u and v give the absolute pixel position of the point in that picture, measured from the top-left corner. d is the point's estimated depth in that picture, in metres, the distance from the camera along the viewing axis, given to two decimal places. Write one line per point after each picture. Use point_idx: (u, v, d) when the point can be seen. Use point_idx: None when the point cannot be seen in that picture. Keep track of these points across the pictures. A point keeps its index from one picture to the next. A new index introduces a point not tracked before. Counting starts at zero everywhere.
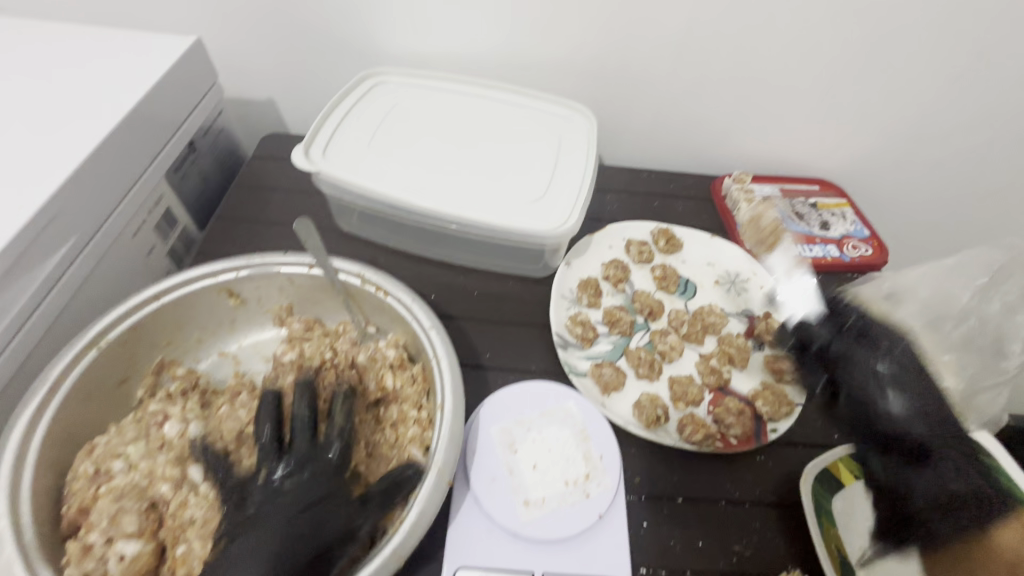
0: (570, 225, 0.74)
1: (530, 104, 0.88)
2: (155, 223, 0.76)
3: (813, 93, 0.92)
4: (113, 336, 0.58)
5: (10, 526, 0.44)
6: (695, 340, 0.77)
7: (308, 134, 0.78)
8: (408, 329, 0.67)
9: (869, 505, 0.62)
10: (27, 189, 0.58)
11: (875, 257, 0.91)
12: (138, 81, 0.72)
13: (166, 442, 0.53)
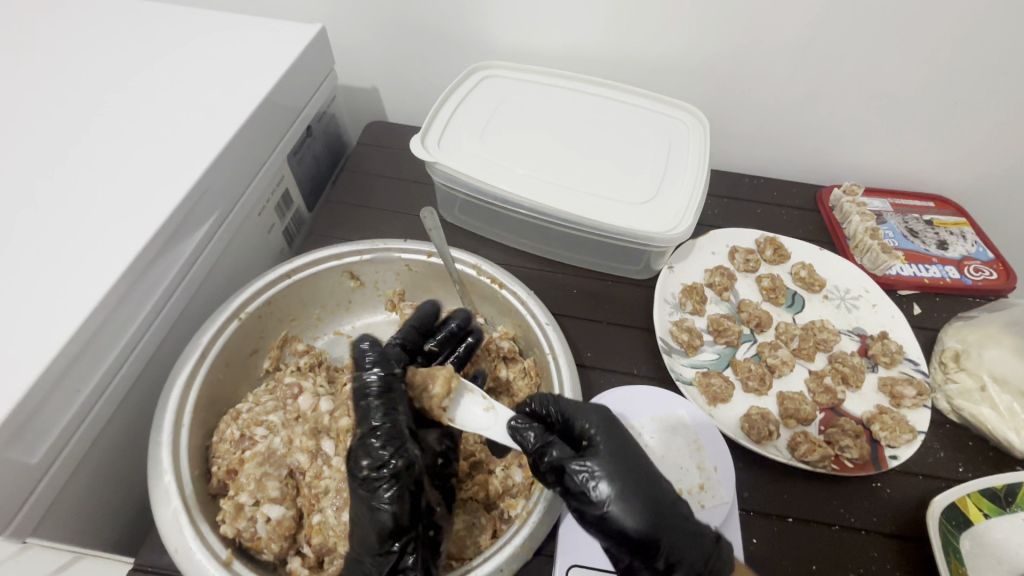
0: (683, 228, 0.72)
1: (640, 103, 0.87)
2: (276, 203, 0.80)
3: (943, 105, 0.86)
4: (251, 308, 0.61)
5: (174, 482, 0.47)
6: (806, 356, 0.75)
7: (424, 124, 0.80)
8: (518, 323, 0.68)
9: (1000, 547, 0.58)
10: (183, 161, 0.61)
11: (1002, 282, 0.85)
12: (274, 64, 0.74)
13: (302, 414, 0.56)
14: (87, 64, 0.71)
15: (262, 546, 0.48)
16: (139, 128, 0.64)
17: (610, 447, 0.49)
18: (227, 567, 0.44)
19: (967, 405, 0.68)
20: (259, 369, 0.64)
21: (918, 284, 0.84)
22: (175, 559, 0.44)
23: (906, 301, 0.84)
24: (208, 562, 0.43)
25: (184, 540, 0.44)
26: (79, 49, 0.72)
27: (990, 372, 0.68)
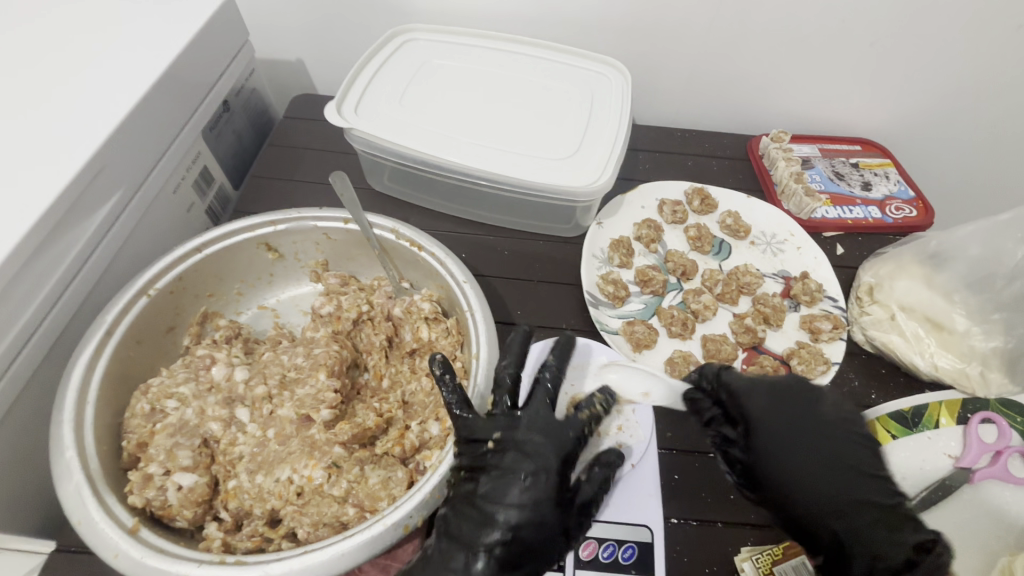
0: (604, 180, 0.72)
1: (563, 60, 0.86)
2: (193, 180, 0.78)
3: (861, 46, 0.87)
4: (160, 286, 0.60)
5: (76, 457, 0.46)
6: (729, 300, 0.77)
7: (340, 91, 0.78)
8: (441, 284, 0.67)
9: (904, 463, 0.62)
10: (74, 137, 0.59)
11: (921, 218, 0.87)
12: (174, 32, 0.71)
13: (215, 384, 0.57)
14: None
15: (174, 514, 0.48)
16: (21, 104, 0.60)
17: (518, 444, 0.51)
18: (133, 535, 0.44)
19: (878, 334, 0.71)
20: (179, 345, 0.64)
21: (841, 225, 0.86)
22: (79, 531, 0.44)
23: (830, 242, 0.86)
24: (112, 530, 0.44)
25: (87, 512, 0.44)
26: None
27: (899, 302, 0.72)
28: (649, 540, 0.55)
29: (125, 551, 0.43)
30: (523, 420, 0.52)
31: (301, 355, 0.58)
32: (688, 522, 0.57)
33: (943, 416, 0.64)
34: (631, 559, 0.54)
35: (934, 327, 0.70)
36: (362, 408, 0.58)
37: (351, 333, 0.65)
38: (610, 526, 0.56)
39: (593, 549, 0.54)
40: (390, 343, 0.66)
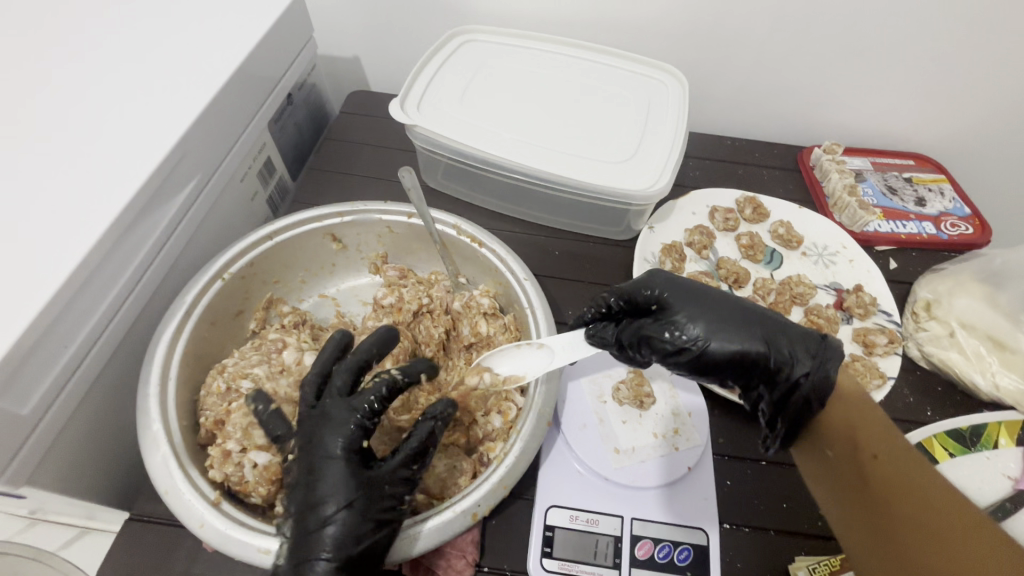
0: (660, 185, 0.73)
1: (619, 65, 0.87)
2: (258, 170, 0.80)
3: (921, 61, 0.86)
4: (233, 270, 0.62)
5: (162, 430, 0.49)
6: (782, 310, 0.77)
7: (402, 89, 0.80)
8: (500, 281, 0.68)
9: (965, 482, 0.61)
10: (158, 124, 0.61)
11: (978, 235, 0.86)
12: (249, 27, 0.73)
13: (286, 367, 0.58)
14: (47, 23, 0.69)
15: (250, 490, 0.50)
16: (108, 91, 0.63)
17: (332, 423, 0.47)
18: (215, 507, 0.46)
19: (935, 350, 0.70)
20: (245, 329, 0.66)
21: (894, 239, 0.85)
22: (166, 501, 0.45)
23: (883, 256, 0.85)
24: (196, 501, 0.45)
25: (174, 483, 0.46)
26: (39, 9, 0.70)
27: (959, 318, 0.71)
28: (705, 543, 0.55)
29: (210, 522, 0.45)
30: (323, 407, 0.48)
31: None
32: (741, 528, 0.57)
33: (1002, 437, 0.64)
34: (687, 560, 0.54)
35: (996, 346, 0.68)
36: (424, 396, 0.60)
37: (411, 325, 0.66)
38: (666, 528, 0.56)
39: (648, 549, 0.54)
40: (448, 336, 0.67)
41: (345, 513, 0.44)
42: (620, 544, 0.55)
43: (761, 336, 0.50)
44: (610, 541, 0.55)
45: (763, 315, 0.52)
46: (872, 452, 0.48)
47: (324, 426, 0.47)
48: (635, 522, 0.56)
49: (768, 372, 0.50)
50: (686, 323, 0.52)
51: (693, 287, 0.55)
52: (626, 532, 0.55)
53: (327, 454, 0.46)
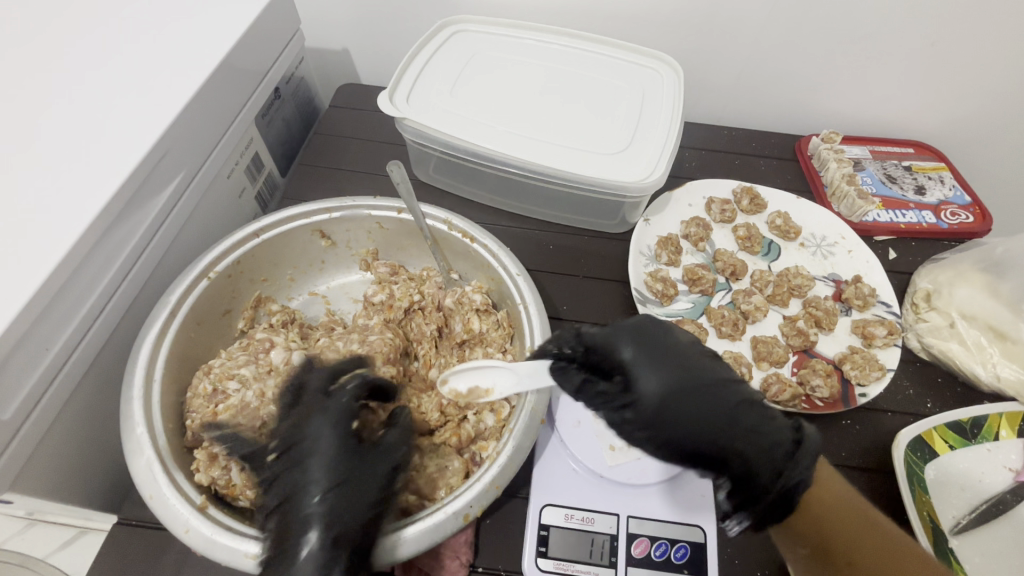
0: (655, 176, 0.71)
1: (613, 55, 0.85)
2: (245, 166, 0.79)
3: (922, 46, 0.84)
4: (219, 269, 0.61)
5: (147, 434, 0.47)
6: (779, 302, 0.75)
7: (391, 81, 0.78)
8: (492, 277, 0.67)
9: (962, 473, 0.61)
10: (140, 120, 0.59)
11: (978, 224, 0.84)
12: (234, 19, 0.71)
13: (274, 367, 0.57)
14: (20, 17, 0.66)
15: (238, 493, 0.49)
16: (88, 86, 0.61)
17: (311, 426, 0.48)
18: (202, 512, 0.45)
19: (935, 342, 0.69)
20: (234, 328, 0.65)
21: (894, 229, 0.84)
22: (150, 506, 0.45)
23: (882, 246, 0.84)
24: (182, 507, 0.44)
25: (158, 487, 0.45)
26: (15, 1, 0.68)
27: (959, 309, 0.70)
28: (702, 540, 0.54)
29: (196, 527, 0.44)
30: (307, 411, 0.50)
31: (356, 341, 0.59)
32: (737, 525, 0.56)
33: (1003, 429, 0.63)
34: (683, 558, 0.53)
35: (997, 336, 0.67)
36: (415, 394, 0.59)
37: (402, 322, 0.65)
38: (662, 526, 0.55)
39: (645, 548, 0.54)
40: (440, 333, 0.66)
41: (335, 500, 0.44)
42: (616, 543, 0.54)
43: (734, 442, 0.48)
44: (605, 539, 0.54)
45: (739, 412, 0.49)
46: (847, 558, 0.49)
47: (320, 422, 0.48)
48: (631, 520, 0.55)
49: (732, 458, 0.48)
50: (659, 397, 0.47)
51: (667, 362, 0.49)
52: (622, 530, 0.55)
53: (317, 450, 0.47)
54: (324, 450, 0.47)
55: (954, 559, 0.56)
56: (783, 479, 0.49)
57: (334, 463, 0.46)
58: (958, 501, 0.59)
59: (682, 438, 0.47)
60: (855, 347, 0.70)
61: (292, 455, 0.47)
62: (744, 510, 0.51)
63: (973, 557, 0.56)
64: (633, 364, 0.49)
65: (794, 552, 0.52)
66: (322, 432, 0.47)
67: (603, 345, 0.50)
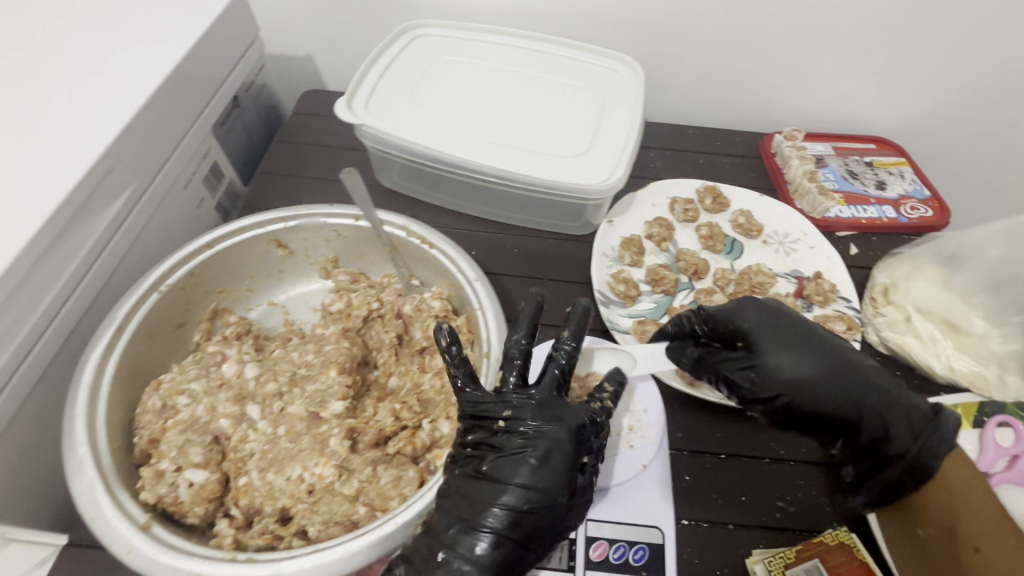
0: (615, 177, 0.71)
1: (574, 56, 0.86)
2: (203, 176, 0.78)
3: (877, 43, 0.85)
4: (171, 282, 0.60)
5: (89, 453, 0.47)
6: (741, 300, 0.76)
7: (349, 88, 0.77)
8: (452, 282, 0.67)
9: None
10: (85, 132, 0.58)
11: (937, 218, 0.86)
12: (186, 27, 0.70)
13: (226, 381, 0.57)
14: None
15: (185, 511, 0.48)
16: (32, 99, 0.60)
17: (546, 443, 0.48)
18: (145, 531, 0.44)
19: (892, 336, 0.70)
20: (189, 341, 0.64)
21: (855, 224, 0.85)
22: (92, 527, 0.44)
23: (843, 242, 0.85)
24: (124, 526, 0.44)
25: (100, 508, 0.44)
26: None
27: (915, 303, 0.71)
28: (660, 541, 0.54)
29: (139, 548, 0.43)
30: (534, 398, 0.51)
31: (312, 351, 0.59)
32: (700, 524, 0.57)
33: (959, 419, 0.63)
34: (642, 560, 0.53)
35: (950, 329, 0.69)
36: (372, 404, 0.58)
37: (362, 330, 0.64)
38: (621, 528, 0.55)
39: (603, 550, 0.54)
40: (400, 341, 0.65)
41: (463, 485, 0.48)
42: (575, 547, 0.54)
43: (863, 400, 0.55)
44: (564, 543, 0.54)
45: (862, 373, 0.57)
46: (973, 544, 0.49)
47: (543, 444, 0.48)
48: (590, 523, 0.55)
49: (851, 418, 0.55)
50: (777, 358, 0.58)
51: (781, 332, 0.60)
52: (580, 534, 0.55)
53: (513, 473, 0.47)
54: (539, 459, 0.48)
55: None
56: (917, 442, 0.53)
57: (535, 469, 0.47)
58: None
59: (799, 396, 0.56)
60: None
61: (499, 453, 0.49)
62: (868, 479, 0.56)
63: None
64: (755, 330, 0.61)
65: (915, 534, 0.52)
66: (551, 452, 0.48)
67: (727, 317, 0.63)
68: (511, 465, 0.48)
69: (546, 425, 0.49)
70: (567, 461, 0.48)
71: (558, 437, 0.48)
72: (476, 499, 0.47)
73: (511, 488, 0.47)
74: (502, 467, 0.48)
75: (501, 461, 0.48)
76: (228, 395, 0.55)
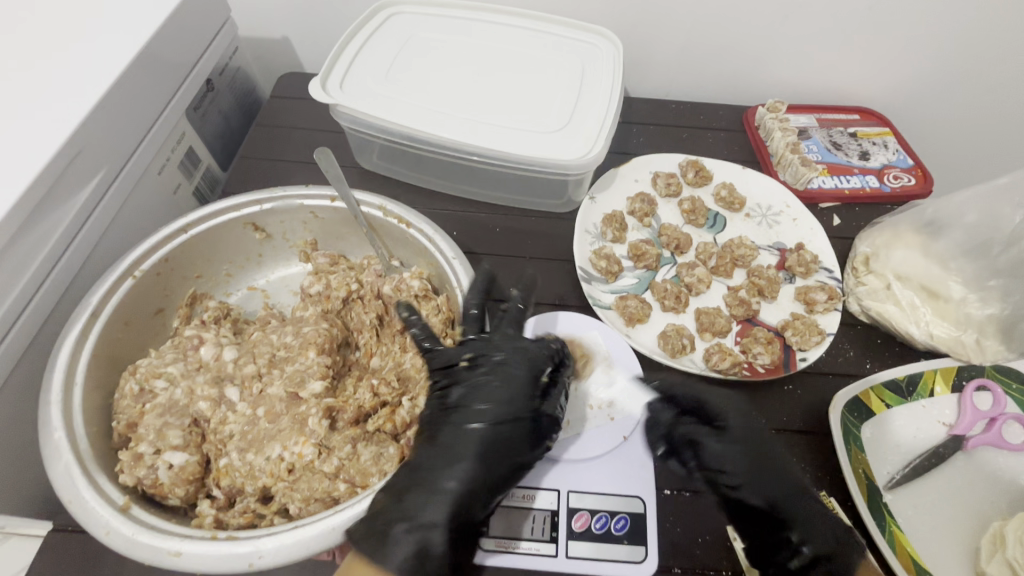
0: (594, 152, 0.70)
1: (552, 31, 0.84)
2: (179, 162, 0.77)
3: (858, 13, 0.84)
4: (145, 268, 0.59)
5: (66, 438, 0.47)
6: (723, 273, 0.76)
7: (323, 68, 0.76)
8: (431, 262, 0.67)
9: (900, 431, 0.62)
10: (47, 117, 0.57)
11: (920, 186, 0.85)
12: (152, 7, 0.68)
13: (204, 364, 0.57)
14: None
15: (166, 492, 0.49)
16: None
17: (509, 375, 0.54)
18: (124, 513, 0.45)
19: (874, 304, 0.70)
20: (168, 327, 0.64)
21: (837, 195, 0.85)
22: (70, 510, 0.44)
23: (826, 213, 0.85)
24: (103, 508, 0.44)
25: (78, 491, 0.44)
26: None
27: (894, 271, 0.71)
28: (641, 511, 0.55)
29: (117, 528, 0.43)
30: (494, 341, 0.56)
31: (290, 333, 0.59)
32: (683, 493, 0.57)
33: (938, 385, 0.64)
34: (624, 529, 0.54)
35: (930, 295, 0.69)
36: (353, 383, 0.58)
37: (342, 311, 0.64)
38: (603, 498, 0.56)
39: (585, 521, 0.54)
40: (381, 322, 0.64)
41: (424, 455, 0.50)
42: (558, 518, 0.55)
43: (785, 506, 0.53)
44: (546, 515, 0.55)
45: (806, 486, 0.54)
46: None
47: (505, 367, 0.54)
48: (572, 494, 0.56)
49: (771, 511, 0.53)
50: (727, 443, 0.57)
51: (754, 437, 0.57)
52: (563, 505, 0.55)
53: (475, 399, 0.53)
54: (502, 387, 0.53)
55: (887, 513, 0.56)
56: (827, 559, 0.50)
57: (500, 400, 0.52)
58: (891, 456, 0.60)
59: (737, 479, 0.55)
60: (796, 314, 0.71)
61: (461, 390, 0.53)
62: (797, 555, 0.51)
63: (908, 510, 0.57)
64: (698, 432, 0.58)
65: None
66: (515, 373, 0.54)
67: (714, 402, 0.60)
68: (474, 396, 0.53)
69: (505, 351, 0.55)
70: (532, 380, 0.54)
71: (528, 366, 0.54)
72: (436, 450, 0.50)
73: (483, 421, 0.51)
74: (465, 407, 0.52)
75: (475, 394, 0.53)
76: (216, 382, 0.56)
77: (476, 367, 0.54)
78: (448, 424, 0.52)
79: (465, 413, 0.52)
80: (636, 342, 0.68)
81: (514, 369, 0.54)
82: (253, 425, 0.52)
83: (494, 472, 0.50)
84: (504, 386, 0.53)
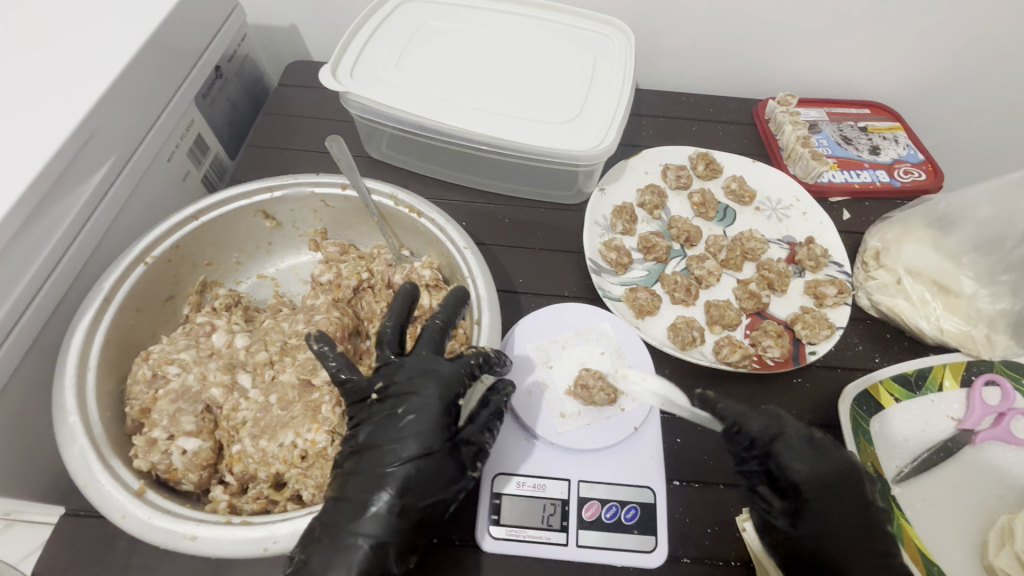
0: (606, 143, 0.70)
1: (564, 21, 0.84)
2: (188, 148, 0.76)
3: (872, 7, 0.84)
4: (157, 254, 0.59)
5: (80, 422, 0.47)
6: (734, 266, 0.76)
7: (333, 56, 0.75)
8: (442, 252, 0.66)
9: (903, 427, 0.61)
10: (59, 102, 0.56)
11: (931, 181, 0.85)
12: None
13: (216, 351, 0.57)
14: None
15: (179, 477, 0.49)
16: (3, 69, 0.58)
17: (425, 409, 0.47)
18: (140, 497, 0.45)
19: (883, 298, 0.70)
20: (178, 314, 0.64)
21: (847, 189, 0.84)
22: (85, 493, 0.44)
23: (836, 207, 0.84)
24: (118, 492, 0.45)
25: (93, 475, 0.45)
26: None
27: (905, 266, 0.71)
28: (651, 501, 0.55)
29: (133, 512, 0.44)
30: (405, 366, 0.50)
31: (301, 321, 0.58)
32: (691, 484, 0.57)
33: (948, 378, 0.64)
34: (634, 519, 0.54)
35: (941, 290, 0.69)
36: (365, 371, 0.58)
37: (352, 301, 0.64)
38: (613, 488, 0.56)
39: (595, 511, 0.55)
40: None
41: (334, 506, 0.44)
42: (568, 508, 0.55)
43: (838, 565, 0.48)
44: (556, 503, 0.55)
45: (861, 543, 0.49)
46: None
47: (413, 395, 0.47)
48: (582, 484, 0.56)
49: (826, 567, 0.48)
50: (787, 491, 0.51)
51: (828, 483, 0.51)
52: (573, 494, 0.56)
53: (388, 435, 0.46)
54: (413, 418, 0.46)
55: (895, 505, 0.57)
56: None
57: (415, 436, 0.46)
58: (901, 450, 0.60)
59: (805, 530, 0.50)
60: (807, 308, 0.71)
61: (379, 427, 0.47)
62: None
63: (916, 503, 0.57)
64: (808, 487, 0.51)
65: None
66: (426, 398, 0.47)
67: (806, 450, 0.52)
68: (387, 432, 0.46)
69: (414, 377, 0.48)
70: (446, 406, 0.47)
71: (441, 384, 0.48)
72: (347, 500, 0.44)
73: (397, 464, 0.45)
74: (379, 448, 0.46)
75: (387, 427, 0.46)
76: (228, 367, 0.56)
77: (386, 399, 0.48)
78: (359, 467, 0.45)
79: (378, 455, 0.45)
80: (646, 334, 0.68)
81: (423, 394, 0.47)
82: (266, 412, 0.53)
83: (407, 519, 0.44)
84: (417, 419, 0.46)
